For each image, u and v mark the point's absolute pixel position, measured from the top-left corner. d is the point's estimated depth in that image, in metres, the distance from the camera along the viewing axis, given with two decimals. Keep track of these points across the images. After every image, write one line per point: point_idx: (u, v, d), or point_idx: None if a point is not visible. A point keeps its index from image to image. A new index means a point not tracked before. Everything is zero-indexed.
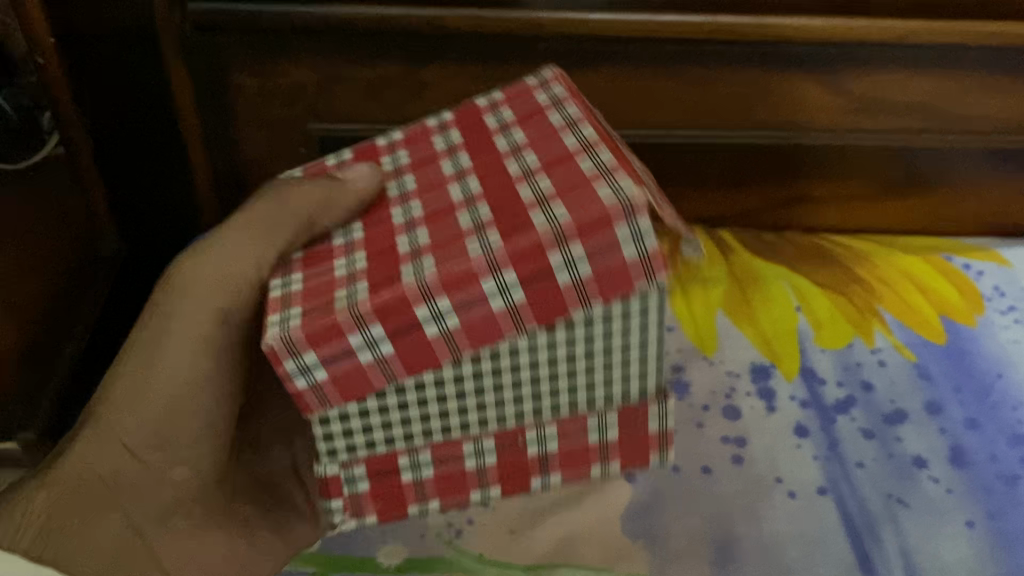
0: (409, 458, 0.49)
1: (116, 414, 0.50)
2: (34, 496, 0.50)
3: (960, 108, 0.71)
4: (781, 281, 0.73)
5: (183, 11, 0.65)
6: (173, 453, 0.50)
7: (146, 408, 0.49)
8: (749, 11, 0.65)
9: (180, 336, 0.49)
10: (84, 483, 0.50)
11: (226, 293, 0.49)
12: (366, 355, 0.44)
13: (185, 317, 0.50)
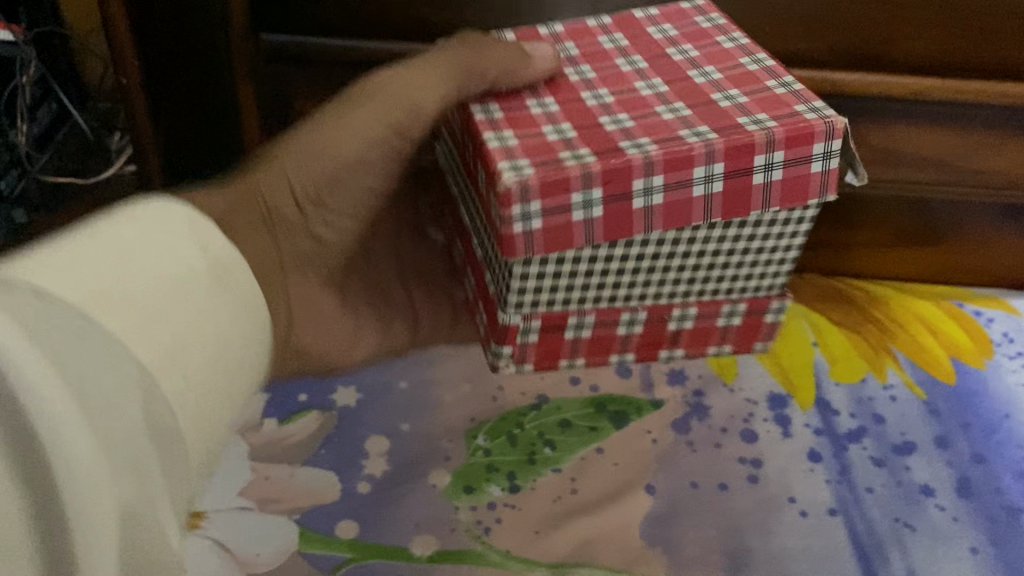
0: (577, 319, 0.56)
1: (314, 159, 0.53)
2: (215, 198, 0.47)
3: (973, 163, 0.75)
4: (798, 319, 0.77)
5: (258, 41, 0.72)
6: (326, 209, 0.54)
7: (335, 159, 0.53)
8: (775, 62, 0.73)
9: (367, 126, 0.54)
10: (256, 205, 0.50)
11: (378, 128, 0.54)
12: (640, 202, 0.50)
13: (375, 127, 0.54)
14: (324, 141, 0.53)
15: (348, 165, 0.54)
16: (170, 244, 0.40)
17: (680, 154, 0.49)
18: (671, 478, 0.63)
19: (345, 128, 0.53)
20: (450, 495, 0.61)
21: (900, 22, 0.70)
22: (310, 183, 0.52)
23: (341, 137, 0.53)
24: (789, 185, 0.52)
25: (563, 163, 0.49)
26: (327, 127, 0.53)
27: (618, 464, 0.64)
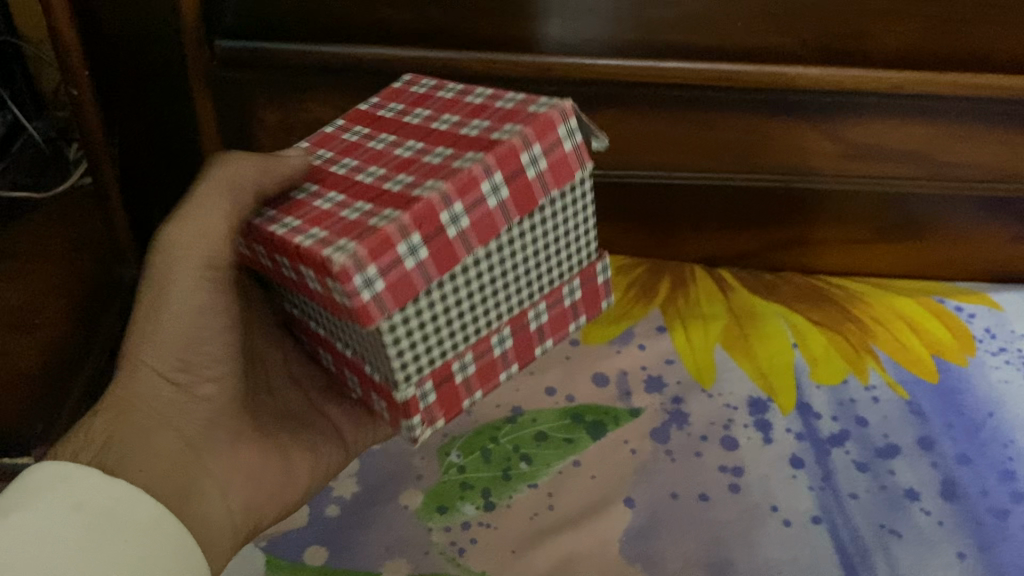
0: (458, 363, 0.47)
1: (140, 337, 0.46)
2: (77, 432, 0.45)
3: (950, 155, 0.74)
4: (778, 318, 0.75)
5: (213, 47, 0.69)
6: (204, 368, 0.48)
7: (166, 329, 0.46)
8: (749, 58, 0.71)
9: (186, 282, 0.46)
10: (128, 412, 0.46)
11: (201, 287, 0.47)
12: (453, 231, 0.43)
13: (189, 260, 0.46)
14: (143, 324, 0.46)
15: (200, 323, 0.47)
16: (95, 487, 0.41)
17: (463, 181, 0.43)
18: (650, 490, 0.62)
19: (168, 320, 0.46)
20: (422, 516, 0.59)
21: (873, 13, 0.68)
22: (174, 361, 0.47)
23: (171, 331, 0.46)
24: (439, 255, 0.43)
25: (319, 252, 0.40)
26: (145, 291, 0.47)
27: (596, 476, 0.62)
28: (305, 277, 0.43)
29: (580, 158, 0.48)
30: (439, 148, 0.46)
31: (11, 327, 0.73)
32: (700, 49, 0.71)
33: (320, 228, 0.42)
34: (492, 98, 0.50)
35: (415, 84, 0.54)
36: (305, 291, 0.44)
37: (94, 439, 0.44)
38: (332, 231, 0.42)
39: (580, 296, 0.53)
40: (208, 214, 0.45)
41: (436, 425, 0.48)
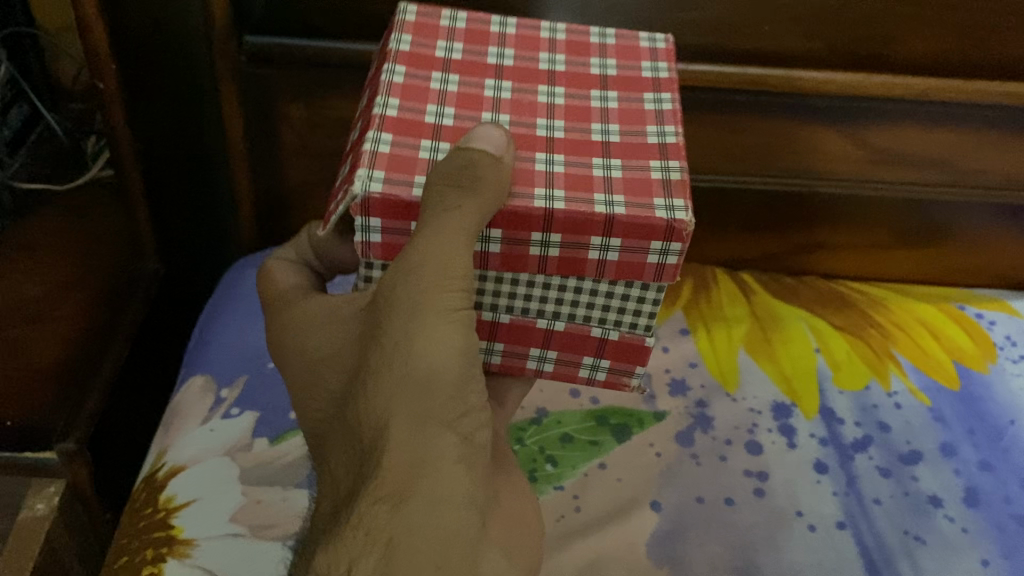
0: None
1: (405, 415, 0.37)
2: (355, 521, 0.35)
3: (972, 163, 0.74)
4: (799, 322, 0.75)
5: (242, 43, 0.69)
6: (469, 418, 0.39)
7: (433, 393, 0.37)
8: (775, 62, 0.71)
9: (445, 327, 0.38)
10: (404, 493, 0.36)
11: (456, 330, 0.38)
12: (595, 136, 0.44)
13: (442, 298, 0.38)
14: (405, 392, 0.37)
15: (467, 373, 0.39)
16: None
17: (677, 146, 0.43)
18: (676, 493, 0.62)
19: (427, 379, 0.37)
20: None
21: (902, 20, 0.68)
22: (444, 424, 0.38)
23: (432, 393, 0.37)
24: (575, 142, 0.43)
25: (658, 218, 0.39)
26: (393, 361, 0.37)
27: (622, 479, 0.62)
28: (588, 248, 0.40)
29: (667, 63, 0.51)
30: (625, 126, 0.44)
31: (23, 319, 0.73)
32: (727, 53, 0.71)
33: (604, 192, 0.40)
34: (533, 43, 0.49)
35: (403, 44, 0.47)
36: (567, 271, 0.41)
37: (377, 539, 0.35)
38: (623, 184, 0.41)
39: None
40: (456, 233, 0.37)
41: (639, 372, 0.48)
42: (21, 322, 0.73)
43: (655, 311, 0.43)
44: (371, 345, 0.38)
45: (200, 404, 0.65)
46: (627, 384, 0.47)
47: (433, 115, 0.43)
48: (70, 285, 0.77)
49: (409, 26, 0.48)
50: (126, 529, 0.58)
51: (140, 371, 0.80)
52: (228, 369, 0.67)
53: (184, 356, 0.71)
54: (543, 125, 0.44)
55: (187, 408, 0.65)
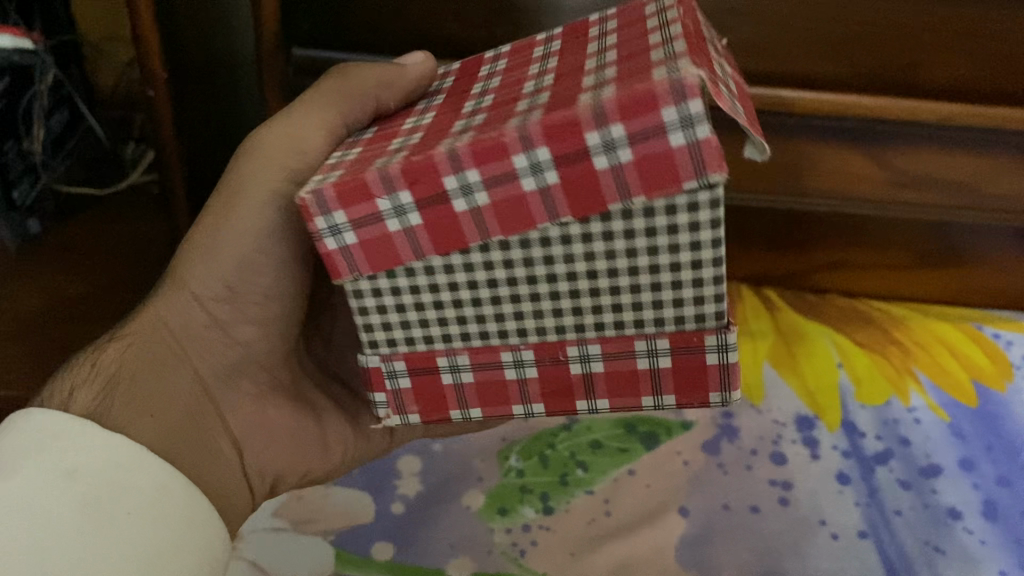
0: (513, 356, 0.48)
1: (197, 259, 0.55)
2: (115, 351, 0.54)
3: (993, 187, 0.76)
4: (823, 338, 0.77)
5: (289, 54, 0.72)
6: (246, 310, 0.56)
7: (222, 257, 0.54)
8: (804, 85, 0.73)
9: (254, 194, 0.53)
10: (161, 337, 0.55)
11: (260, 198, 0.53)
12: (602, 161, 0.40)
13: (261, 172, 0.53)
14: (209, 241, 0.54)
15: (253, 250, 0.54)
16: (87, 445, 0.46)
17: (646, 95, 0.39)
18: (703, 500, 0.64)
19: (236, 220, 0.53)
20: (484, 517, 0.61)
21: (926, 46, 0.70)
22: (227, 274, 0.55)
23: (236, 233, 0.54)
24: (642, 164, 0.40)
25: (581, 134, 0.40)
26: (211, 210, 0.55)
27: (650, 485, 0.64)
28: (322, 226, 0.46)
29: (702, 165, 0.40)
30: (605, 70, 0.43)
31: (66, 317, 0.75)
32: (758, 74, 0.73)
33: (454, 175, 0.42)
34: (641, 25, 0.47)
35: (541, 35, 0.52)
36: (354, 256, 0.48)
37: (99, 374, 0.52)
38: (336, 189, 0.44)
39: (667, 364, 0.47)
40: (296, 130, 0.53)
41: (471, 412, 0.51)
42: (63, 322, 0.74)
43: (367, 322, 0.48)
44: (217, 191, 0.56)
45: None
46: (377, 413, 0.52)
47: (475, 103, 0.47)
48: (111, 285, 0.79)
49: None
50: None
51: None
52: None
53: None
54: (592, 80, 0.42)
55: None
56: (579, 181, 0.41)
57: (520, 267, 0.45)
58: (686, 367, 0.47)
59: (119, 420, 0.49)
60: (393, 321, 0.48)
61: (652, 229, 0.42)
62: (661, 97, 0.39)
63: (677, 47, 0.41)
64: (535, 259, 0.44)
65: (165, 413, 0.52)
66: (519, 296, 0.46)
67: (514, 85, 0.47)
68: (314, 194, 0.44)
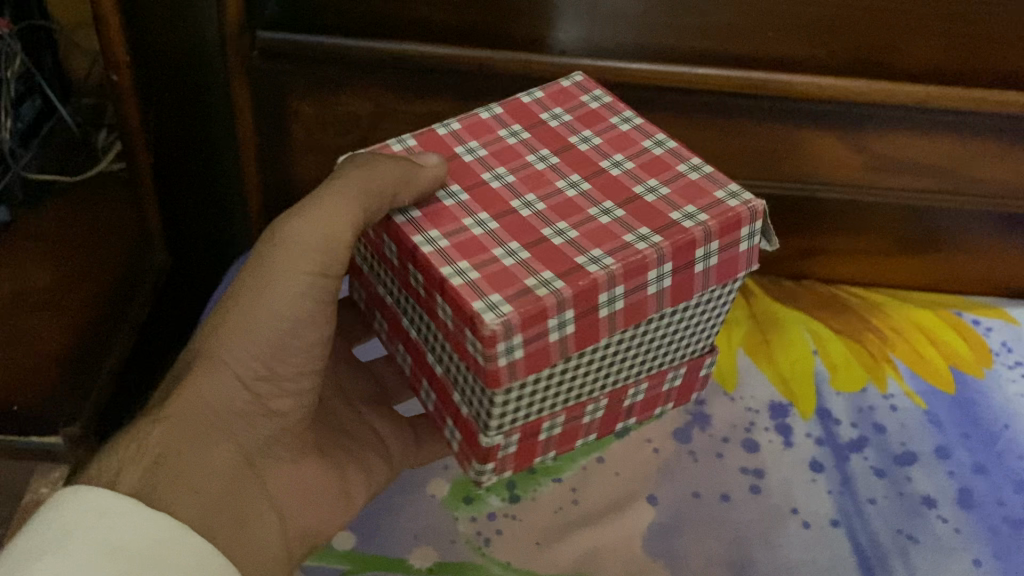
0: (593, 406, 0.55)
1: (225, 344, 0.50)
2: (151, 426, 0.47)
3: (970, 171, 0.75)
4: (799, 325, 0.76)
5: (253, 37, 0.70)
6: (283, 382, 0.52)
7: (258, 341, 0.50)
8: (780, 68, 0.71)
9: (289, 283, 0.50)
10: (198, 412, 0.49)
11: (299, 289, 0.50)
12: (653, 289, 0.49)
13: (296, 265, 0.49)
14: (241, 330, 0.50)
15: (291, 335, 0.51)
16: (133, 526, 0.41)
17: (736, 220, 0.50)
18: (673, 488, 0.63)
19: (269, 311, 0.50)
20: (449, 505, 0.60)
21: None
22: (265, 355, 0.50)
23: (268, 319, 0.50)
24: (673, 290, 0.50)
25: (647, 271, 0.48)
26: (240, 295, 0.50)
27: (620, 473, 0.63)
28: (465, 338, 0.46)
29: (749, 259, 0.53)
30: (606, 203, 0.51)
31: (33, 307, 0.74)
32: (734, 57, 0.71)
33: (608, 287, 0.47)
34: (624, 138, 0.56)
35: (486, 114, 0.59)
36: (458, 352, 0.48)
37: (145, 453, 0.46)
38: (521, 316, 0.44)
39: (679, 383, 0.61)
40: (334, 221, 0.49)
41: (547, 453, 0.57)
42: (28, 311, 0.73)
43: (500, 412, 0.49)
44: (239, 276, 0.51)
45: None
46: (469, 471, 0.54)
47: (522, 202, 0.52)
48: (79, 275, 0.78)
49: (548, 100, 0.60)
50: None
51: (145, 365, 0.81)
52: None
53: None
54: (598, 209, 0.51)
55: None
56: (687, 282, 0.51)
57: (622, 342, 0.52)
58: (692, 381, 0.62)
59: (166, 497, 0.45)
60: (521, 404, 0.51)
61: (709, 298, 0.54)
62: (716, 233, 0.49)
63: (660, 188, 0.52)
64: (637, 333, 0.52)
65: (216, 492, 0.48)
66: (611, 361, 0.53)
67: (535, 181, 0.53)
68: (503, 323, 0.44)
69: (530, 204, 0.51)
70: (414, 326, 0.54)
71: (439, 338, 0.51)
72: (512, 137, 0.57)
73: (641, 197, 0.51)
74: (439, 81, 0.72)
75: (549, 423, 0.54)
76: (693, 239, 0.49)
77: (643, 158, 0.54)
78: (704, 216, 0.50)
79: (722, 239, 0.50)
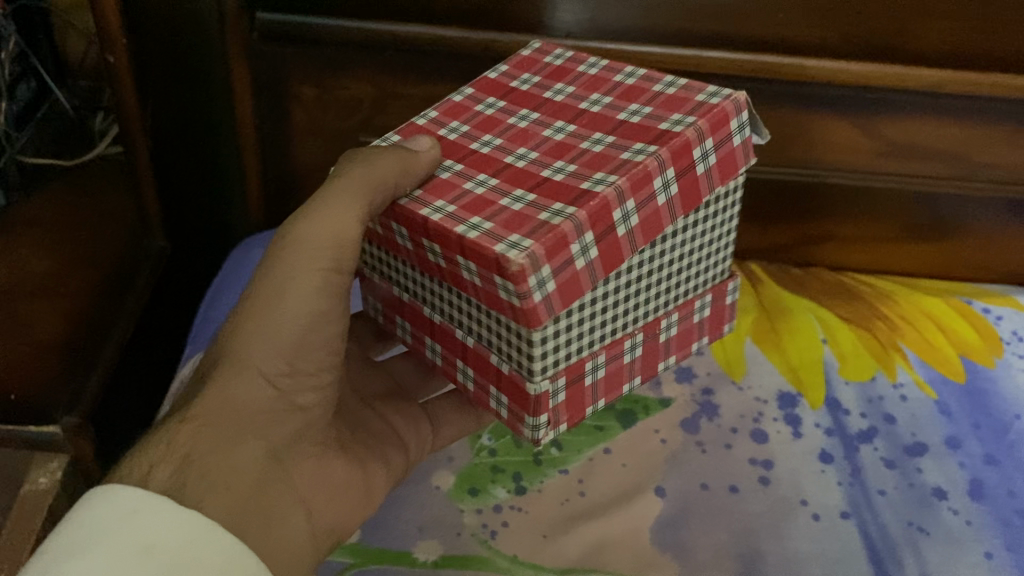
0: (630, 342, 0.52)
1: (245, 345, 0.48)
2: (178, 428, 0.46)
3: (982, 157, 0.74)
4: (807, 314, 0.75)
5: (252, 19, 0.70)
6: (307, 377, 0.50)
7: (281, 339, 0.48)
8: (789, 51, 0.70)
9: (306, 280, 0.48)
10: (225, 413, 0.47)
11: (316, 286, 0.49)
12: (663, 199, 0.47)
13: (310, 262, 0.48)
14: (260, 330, 0.48)
15: (312, 331, 0.49)
16: (161, 522, 0.41)
17: (723, 114, 0.49)
18: (681, 480, 0.62)
19: (288, 308, 0.48)
20: (454, 498, 0.60)
21: (913, 10, 0.68)
22: (288, 352, 0.48)
23: (287, 316, 0.48)
24: (684, 195, 0.48)
25: (652, 182, 0.46)
26: (255, 298, 0.48)
27: (627, 465, 0.63)
28: (496, 285, 0.44)
29: (746, 153, 0.51)
30: (595, 134, 0.49)
31: (28, 293, 0.72)
32: (743, 39, 0.70)
33: (620, 202, 0.45)
34: (598, 82, 0.55)
35: (460, 96, 0.57)
36: (492, 305, 0.46)
37: (175, 453, 0.44)
38: (544, 244, 0.43)
39: (709, 313, 0.57)
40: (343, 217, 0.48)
41: (597, 405, 0.52)
42: (24, 297, 0.72)
43: (541, 353, 0.46)
44: (252, 280, 0.49)
45: None
46: (522, 431, 0.50)
47: (515, 157, 0.49)
48: (77, 261, 0.77)
49: (514, 69, 0.58)
50: None
51: (141, 354, 0.79)
52: None
53: (193, 334, 0.69)
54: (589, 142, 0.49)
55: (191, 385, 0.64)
56: (694, 186, 0.49)
57: (640, 271, 0.50)
58: (720, 313, 0.58)
59: (195, 497, 0.43)
60: (559, 343, 0.48)
61: (716, 211, 0.52)
62: (706, 130, 0.48)
63: (643, 109, 0.50)
64: (653, 260, 0.50)
65: (247, 488, 0.46)
66: (634, 297, 0.51)
67: (524, 135, 0.51)
68: (529, 255, 0.42)
69: (523, 154, 0.49)
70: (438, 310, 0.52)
71: (466, 300, 0.49)
72: (490, 107, 0.55)
73: (625, 120, 0.50)
74: (443, 63, 0.71)
75: (591, 364, 0.50)
76: (689, 142, 0.47)
77: (619, 90, 0.53)
78: (691, 118, 0.48)
79: (716, 138, 0.49)
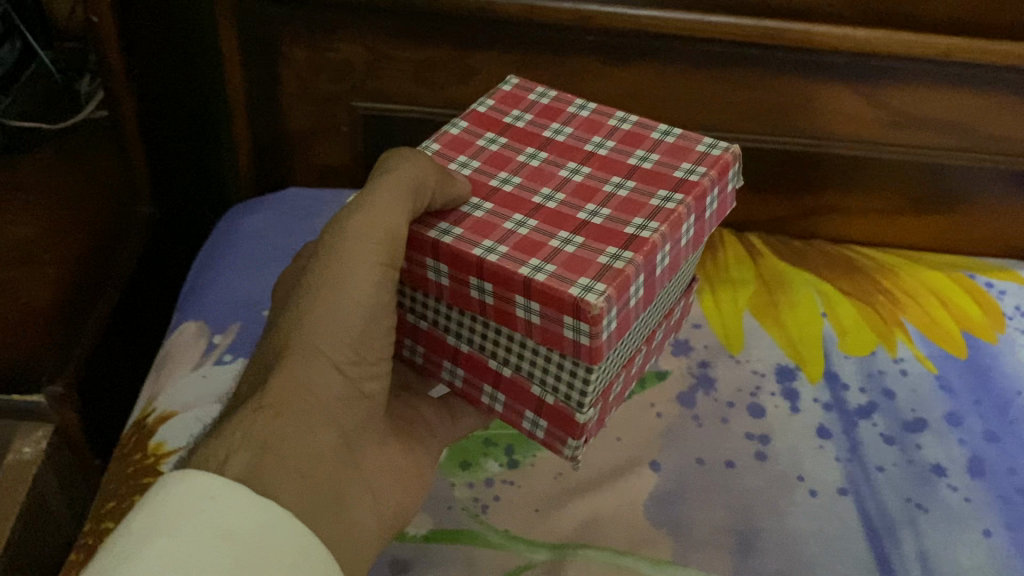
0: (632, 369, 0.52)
1: (308, 340, 0.41)
2: (247, 416, 0.40)
3: (989, 129, 0.72)
4: (807, 286, 0.73)
5: None
6: (368, 374, 0.43)
7: (341, 337, 0.42)
8: (795, 17, 0.68)
9: (365, 271, 0.42)
10: (297, 402, 0.41)
11: (377, 278, 0.43)
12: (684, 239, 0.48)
13: (369, 253, 0.42)
14: (321, 324, 0.42)
15: (373, 327, 0.43)
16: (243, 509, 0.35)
17: (727, 164, 0.51)
18: (677, 455, 0.61)
19: (348, 301, 0.42)
20: (446, 471, 0.59)
21: None
22: (348, 347, 0.42)
23: (346, 311, 0.42)
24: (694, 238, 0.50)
25: (682, 225, 0.47)
26: (308, 297, 0.42)
27: (621, 439, 0.62)
28: (561, 326, 0.42)
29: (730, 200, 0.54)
30: (615, 178, 0.49)
31: (13, 259, 0.70)
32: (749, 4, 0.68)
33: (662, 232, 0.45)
34: (595, 125, 0.55)
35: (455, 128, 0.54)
36: (548, 344, 0.44)
37: (253, 439, 0.39)
38: (615, 287, 0.42)
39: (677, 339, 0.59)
40: (396, 209, 0.43)
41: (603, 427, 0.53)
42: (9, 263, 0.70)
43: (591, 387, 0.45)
44: (298, 283, 0.43)
45: (193, 350, 0.62)
46: (560, 450, 0.49)
47: (544, 197, 0.48)
48: (63, 226, 0.75)
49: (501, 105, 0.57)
50: (114, 477, 0.56)
51: (128, 323, 0.78)
52: (223, 317, 0.64)
53: (180, 302, 0.67)
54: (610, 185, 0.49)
55: (179, 354, 0.62)
56: (699, 229, 0.50)
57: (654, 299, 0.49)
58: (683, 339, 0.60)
59: (275, 481, 0.38)
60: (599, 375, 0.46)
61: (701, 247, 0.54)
62: (715, 175, 0.50)
63: (650, 156, 0.52)
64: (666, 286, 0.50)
65: (322, 473, 0.40)
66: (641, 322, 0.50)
67: (540, 176, 0.50)
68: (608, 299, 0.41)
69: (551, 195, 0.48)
70: (457, 340, 0.49)
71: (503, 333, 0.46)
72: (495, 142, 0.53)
73: (639, 167, 0.50)
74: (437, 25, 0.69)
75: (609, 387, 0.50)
76: (703, 186, 0.49)
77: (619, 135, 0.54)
78: (702, 167, 0.50)
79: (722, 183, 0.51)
